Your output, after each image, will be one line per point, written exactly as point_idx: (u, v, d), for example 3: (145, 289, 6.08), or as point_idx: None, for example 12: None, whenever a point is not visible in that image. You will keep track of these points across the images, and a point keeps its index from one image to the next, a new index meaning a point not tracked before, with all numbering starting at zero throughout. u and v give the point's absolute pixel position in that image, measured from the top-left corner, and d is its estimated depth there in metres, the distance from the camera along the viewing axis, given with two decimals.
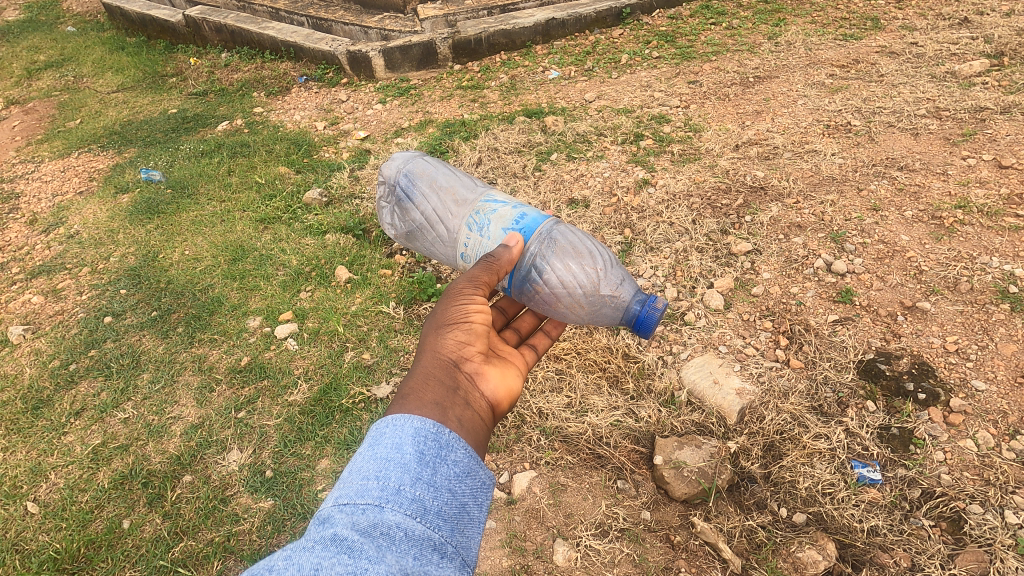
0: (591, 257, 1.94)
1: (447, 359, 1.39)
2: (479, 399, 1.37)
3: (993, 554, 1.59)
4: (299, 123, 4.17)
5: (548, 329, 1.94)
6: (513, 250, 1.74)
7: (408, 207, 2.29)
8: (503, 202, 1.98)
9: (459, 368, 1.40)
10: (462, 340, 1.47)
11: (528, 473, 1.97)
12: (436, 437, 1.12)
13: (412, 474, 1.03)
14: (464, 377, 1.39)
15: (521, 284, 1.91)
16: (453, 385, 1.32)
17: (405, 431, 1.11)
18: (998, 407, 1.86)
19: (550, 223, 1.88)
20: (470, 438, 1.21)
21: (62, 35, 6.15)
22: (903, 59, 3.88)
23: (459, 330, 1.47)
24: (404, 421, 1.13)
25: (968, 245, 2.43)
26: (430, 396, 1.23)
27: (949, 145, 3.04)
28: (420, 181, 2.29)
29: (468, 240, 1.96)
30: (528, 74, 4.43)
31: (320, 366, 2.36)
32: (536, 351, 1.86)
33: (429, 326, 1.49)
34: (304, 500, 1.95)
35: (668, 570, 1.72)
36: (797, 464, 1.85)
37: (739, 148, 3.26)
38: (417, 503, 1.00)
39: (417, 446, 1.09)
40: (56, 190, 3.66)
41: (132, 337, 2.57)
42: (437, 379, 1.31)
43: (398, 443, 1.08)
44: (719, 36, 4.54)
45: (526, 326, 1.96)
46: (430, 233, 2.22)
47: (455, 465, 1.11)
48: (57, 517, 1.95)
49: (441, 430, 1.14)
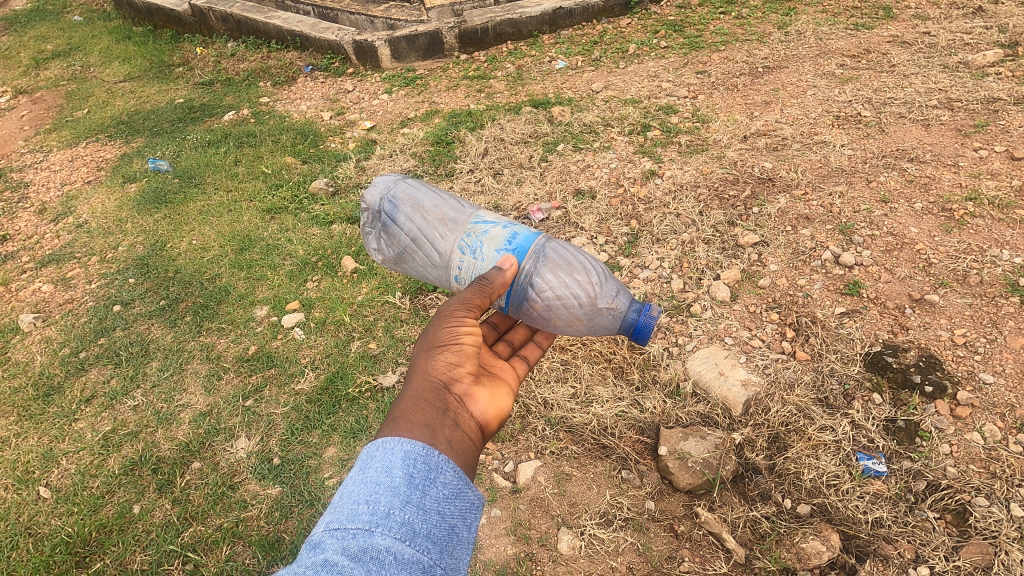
0: (585, 270, 1.93)
1: (437, 381, 1.39)
2: (468, 420, 1.36)
3: (997, 546, 1.59)
4: (304, 114, 4.16)
5: (538, 341, 1.94)
6: (507, 272, 1.70)
7: (395, 232, 2.21)
8: (492, 221, 1.93)
9: (449, 390, 1.39)
10: (453, 362, 1.46)
11: (533, 462, 1.98)
12: (425, 460, 1.13)
13: (402, 498, 1.04)
14: (454, 399, 1.38)
15: (518, 301, 1.87)
16: (442, 407, 1.32)
17: (394, 455, 1.12)
18: (1006, 400, 1.85)
19: (542, 240, 1.86)
20: (459, 460, 1.22)
21: (69, 24, 6.15)
22: (915, 50, 3.83)
23: (450, 351, 1.47)
24: (393, 445, 1.14)
25: (978, 237, 2.41)
26: (419, 420, 1.24)
27: (960, 137, 3.01)
28: (405, 205, 2.22)
29: (461, 263, 1.90)
30: (535, 64, 4.40)
31: (327, 355, 2.38)
32: (528, 363, 1.87)
33: (420, 347, 1.48)
34: (311, 487, 1.97)
35: (672, 559, 1.73)
36: (802, 456, 1.86)
37: (747, 140, 3.23)
38: (406, 527, 1.01)
39: (406, 470, 1.10)
40: (64, 179, 3.68)
41: (141, 326, 2.59)
42: (427, 402, 1.31)
43: (388, 467, 1.09)
44: (728, 26, 4.49)
45: (519, 338, 1.95)
46: (419, 256, 2.13)
47: (445, 487, 1.12)
48: (69, 501, 1.98)
49: (430, 453, 1.15)
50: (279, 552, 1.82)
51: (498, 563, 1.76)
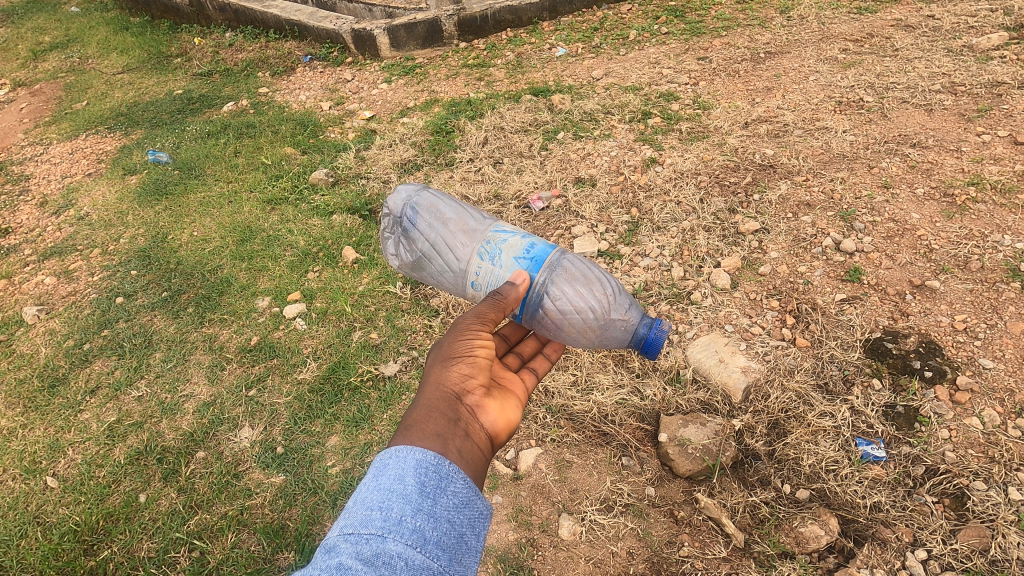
0: (600, 283, 1.93)
1: (449, 391, 1.39)
2: (479, 430, 1.37)
3: (995, 530, 1.60)
4: (304, 104, 4.15)
5: (548, 353, 1.96)
6: (520, 287, 1.71)
7: (414, 238, 2.21)
8: (512, 231, 1.93)
9: (460, 400, 1.40)
10: (466, 373, 1.47)
11: (534, 449, 2.00)
12: (437, 469, 1.14)
13: (413, 506, 1.05)
14: (466, 410, 1.39)
15: (532, 311, 1.86)
16: (454, 417, 1.33)
17: (408, 463, 1.13)
18: (1006, 385, 1.86)
19: (559, 253, 1.86)
20: (469, 470, 1.22)
21: (65, 16, 6.11)
22: (919, 33, 3.79)
23: (463, 362, 1.48)
24: (406, 453, 1.15)
25: (979, 223, 2.40)
26: (432, 429, 1.25)
27: (964, 121, 2.98)
28: (426, 212, 2.23)
29: (478, 270, 1.89)
30: (534, 51, 4.36)
31: (329, 345, 2.39)
32: (537, 375, 1.88)
33: (435, 358, 1.49)
34: (315, 475, 1.99)
35: (672, 544, 1.74)
36: (802, 441, 1.87)
37: (748, 126, 3.21)
38: (417, 534, 1.02)
39: (418, 478, 1.11)
40: (65, 172, 3.68)
41: (145, 317, 2.61)
42: (439, 412, 1.31)
43: (400, 474, 1.10)
44: (730, 11, 4.44)
45: (528, 350, 1.95)
46: (436, 261, 2.12)
47: (455, 496, 1.13)
48: (76, 491, 2.01)
49: (442, 461, 1.16)
50: (284, 538, 1.84)
51: (500, 549, 1.78)
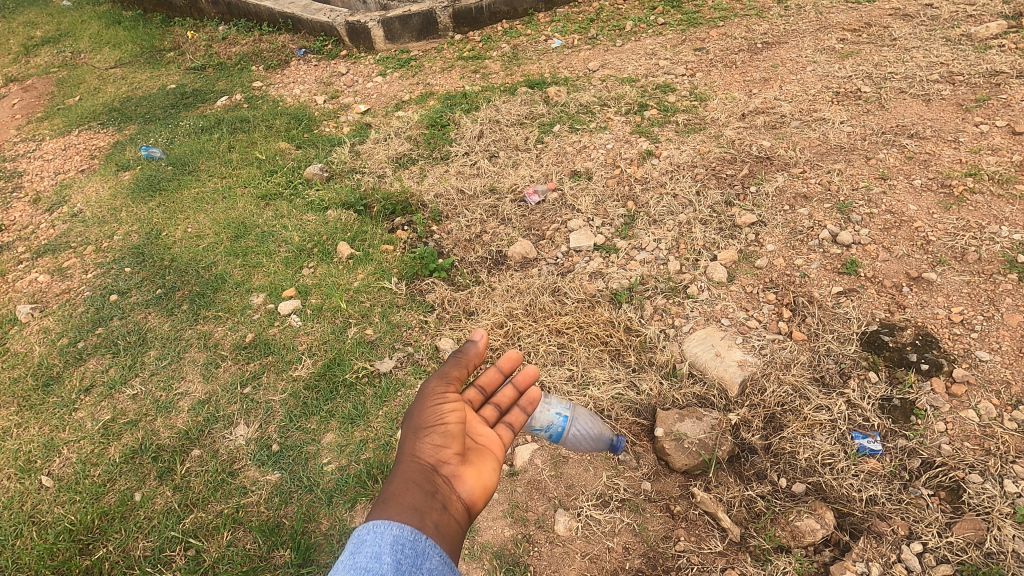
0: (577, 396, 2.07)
1: (423, 466, 1.38)
2: (457, 501, 1.37)
3: (991, 522, 1.60)
4: (298, 98, 4.12)
5: (526, 403, 1.79)
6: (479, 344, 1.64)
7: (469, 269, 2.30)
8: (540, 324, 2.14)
9: (436, 473, 1.39)
10: (439, 443, 1.44)
11: (530, 445, 1.99)
12: (413, 546, 1.18)
13: None
14: (442, 482, 1.38)
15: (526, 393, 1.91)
16: (430, 492, 1.34)
17: (384, 539, 1.17)
18: (1002, 377, 1.85)
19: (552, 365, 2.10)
20: (445, 546, 1.25)
21: (57, 10, 6.04)
22: (917, 22, 3.76)
23: (435, 432, 1.45)
24: (382, 532, 1.19)
25: (977, 214, 2.39)
26: (409, 503, 1.29)
27: (962, 111, 2.96)
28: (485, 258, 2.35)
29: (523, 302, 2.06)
30: (530, 43, 4.33)
31: (324, 342, 2.38)
32: (515, 428, 1.74)
33: (407, 429, 1.47)
34: (310, 472, 1.99)
35: (668, 539, 1.75)
36: (798, 435, 1.86)
37: (745, 118, 3.19)
38: None
39: (394, 557, 1.14)
40: (57, 168, 3.65)
41: (138, 315, 2.59)
42: (415, 489, 1.33)
43: (377, 553, 1.14)
44: (727, 1, 4.40)
45: (506, 398, 1.78)
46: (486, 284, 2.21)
47: (431, 572, 1.16)
48: (70, 490, 2.00)
49: (418, 539, 1.20)
50: (280, 536, 1.83)
51: (496, 545, 1.77)
